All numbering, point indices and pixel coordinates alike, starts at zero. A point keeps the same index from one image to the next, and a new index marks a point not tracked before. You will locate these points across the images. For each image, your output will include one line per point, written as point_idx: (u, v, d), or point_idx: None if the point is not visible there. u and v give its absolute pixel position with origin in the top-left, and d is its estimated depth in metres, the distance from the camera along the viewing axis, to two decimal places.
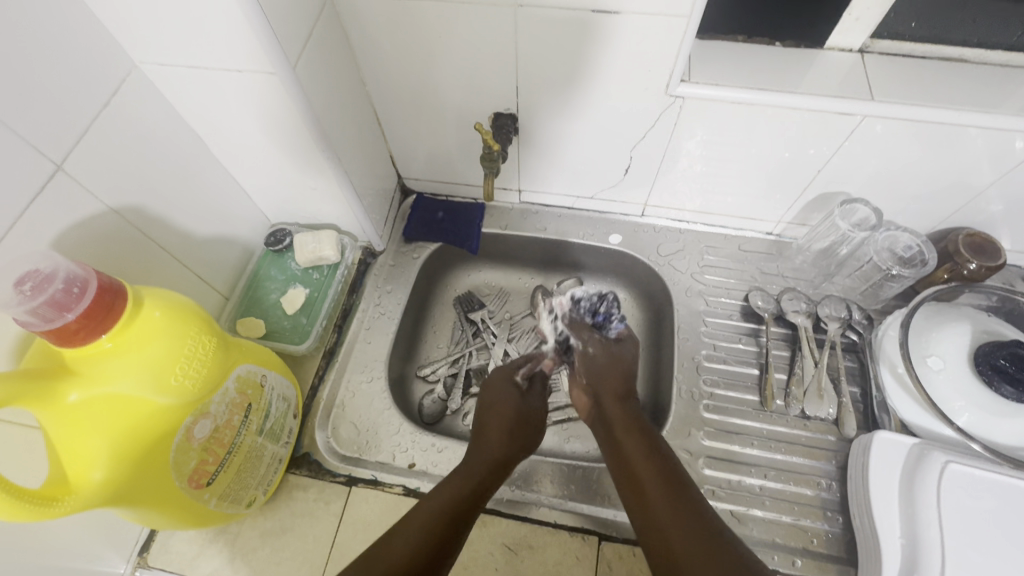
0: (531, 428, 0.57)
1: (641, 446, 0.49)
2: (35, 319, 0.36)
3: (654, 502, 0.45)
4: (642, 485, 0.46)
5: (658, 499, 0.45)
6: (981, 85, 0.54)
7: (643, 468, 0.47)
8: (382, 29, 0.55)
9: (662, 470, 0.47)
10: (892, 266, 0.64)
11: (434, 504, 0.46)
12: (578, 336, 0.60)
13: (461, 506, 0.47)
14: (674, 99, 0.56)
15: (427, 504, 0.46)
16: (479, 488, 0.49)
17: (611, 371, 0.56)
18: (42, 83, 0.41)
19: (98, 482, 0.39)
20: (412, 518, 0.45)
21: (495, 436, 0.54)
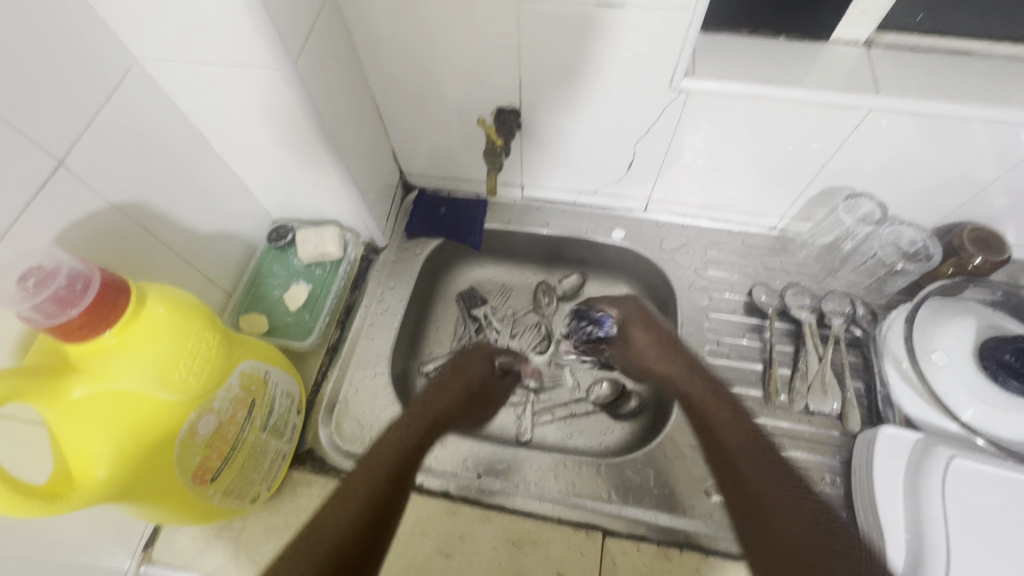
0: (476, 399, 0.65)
1: (725, 412, 0.54)
2: (39, 315, 0.36)
3: (739, 456, 0.50)
4: (722, 442, 0.52)
5: (740, 458, 0.50)
6: (988, 79, 0.53)
7: (727, 431, 0.52)
8: (384, 22, 0.55)
9: (747, 431, 0.52)
10: (896, 261, 0.65)
11: (368, 477, 0.49)
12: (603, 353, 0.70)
13: (395, 477, 0.50)
14: (679, 93, 0.56)
15: (364, 476, 0.49)
16: (410, 458, 0.53)
17: (664, 351, 0.63)
18: (42, 79, 0.40)
19: (103, 478, 0.39)
20: (354, 486, 0.48)
21: (442, 400, 0.61)
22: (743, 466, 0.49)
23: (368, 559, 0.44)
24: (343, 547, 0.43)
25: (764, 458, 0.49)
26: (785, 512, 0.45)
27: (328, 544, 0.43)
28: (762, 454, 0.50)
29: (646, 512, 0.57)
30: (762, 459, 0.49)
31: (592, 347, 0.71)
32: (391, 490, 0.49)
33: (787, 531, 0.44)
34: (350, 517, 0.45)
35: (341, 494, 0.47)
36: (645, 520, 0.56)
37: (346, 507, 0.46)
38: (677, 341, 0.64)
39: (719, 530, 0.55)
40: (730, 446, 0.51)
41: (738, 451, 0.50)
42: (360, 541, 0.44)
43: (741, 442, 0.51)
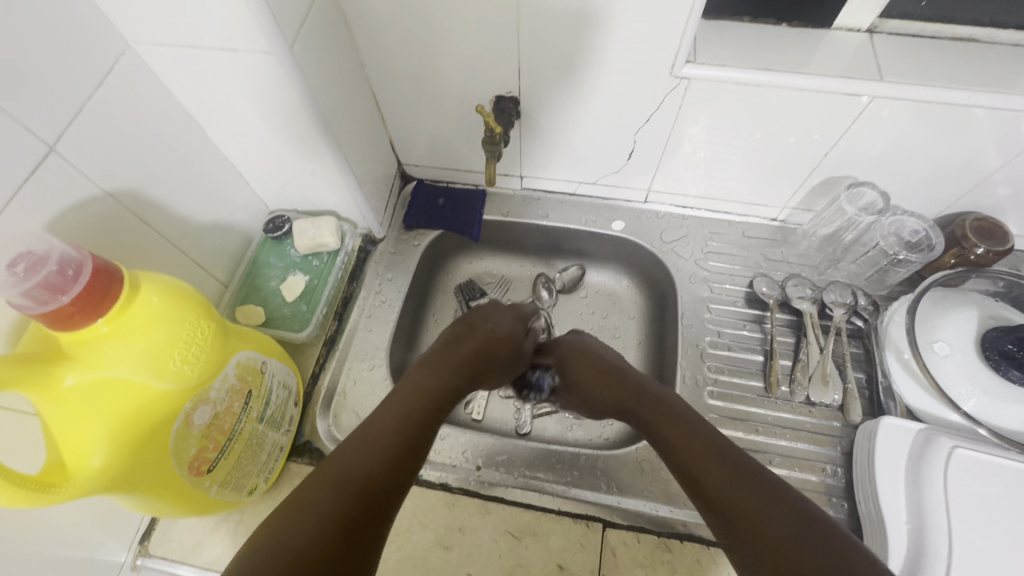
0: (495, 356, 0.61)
1: (656, 408, 0.51)
2: (29, 301, 0.36)
3: (683, 445, 0.46)
4: (668, 437, 0.48)
5: (696, 450, 0.45)
6: (992, 66, 0.53)
7: (669, 420, 0.49)
8: (381, 9, 0.54)
9: (693, 428, 0.47)
10: (898, 251, 0.63)
11: (392, 422, 0.46)
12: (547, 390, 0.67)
13: (421, 422, 0.48)
14: (679, 81, 0.55)
15: (386, 420, 0.46)
16: (435, 403, 0.51)
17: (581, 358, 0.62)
18: (30, 62, 0.39)
19: (97, 468, 0.38)
20: (380, 429, 0.45)
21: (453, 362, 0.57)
22: (697, 454, 0.45)
23: (392, 497, 0.41)
24: (369, 481, 0.40)
25: (725, 456, 0.43)
26: (773, 516, 0.37)
27: (346, 486, 0.39)
28: (721, 451, 0.44)
29: (646, 503, 0.57)
30: (718, 450, 0.44)
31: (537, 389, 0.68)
32: (418, 434, 0.46)
33: (779, 540, 0.36)
34: (380, 453, 0.43)
35: (366, 434, 0.44)
36: (645, 512, 0.56)
37: (368, 452, 0.42)
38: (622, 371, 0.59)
39: None
40: (690, 451, 0.45)
41: (691, 448, 0.45)
42: (385, 480, 0.41)
43: (680, 428, 0.48)
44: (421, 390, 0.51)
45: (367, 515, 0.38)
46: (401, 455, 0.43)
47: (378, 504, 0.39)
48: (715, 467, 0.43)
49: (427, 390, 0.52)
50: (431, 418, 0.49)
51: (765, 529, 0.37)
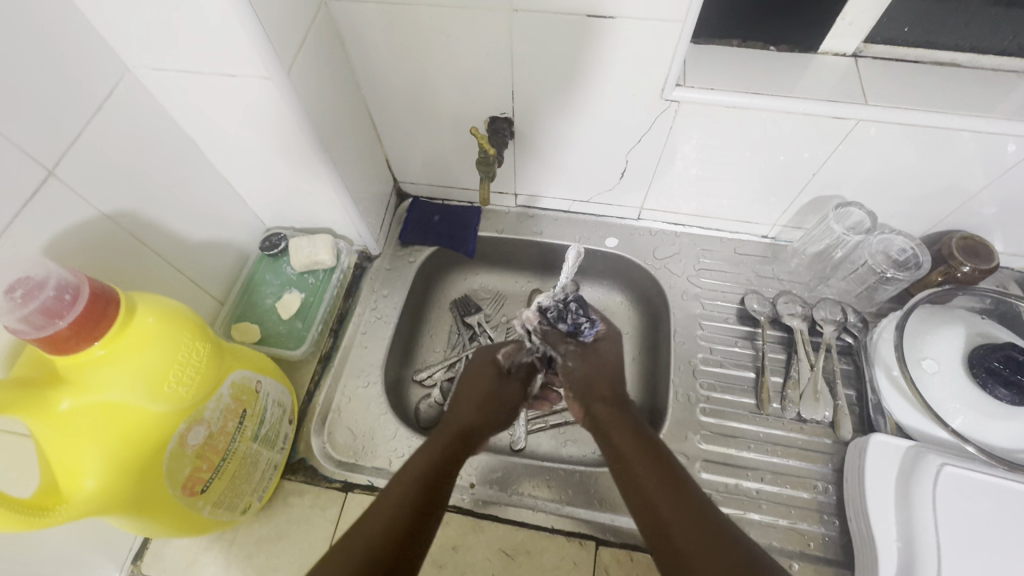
0: (503, 407, 0.55)
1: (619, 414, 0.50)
2: (26, 326, 0.36)
3: (642, 472, 0.45)
4: (626, 461, 0.46)
5: (650, 481, 0.44)
6: (974, 89, 0.54)
7: (626, 442, 0.48)
8: (378, 33, 0.55)
9: (647, 450, 0.46)
10: (886, 269, 0.64)
11: (407, 483, 0.44)
12: (555, 348, 0.57)
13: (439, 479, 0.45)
14: (670, 103, 0.56)
15: (399, 483, 0.44)
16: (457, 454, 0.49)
17: (598, 374, 0.53)
18: (32, 89, 0.40)
19: (92, 490, 0.38)
20: (389, 495, 0.42)
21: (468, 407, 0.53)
22: (649, 485, 0.44)
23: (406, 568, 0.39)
24: (386, 557, 0.38)
25: (679, 489, 0.43)
26: (723, 553, 0.37)
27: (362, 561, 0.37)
28: (673, 484, 0.43)
29: None
30: (672, 484, 0.43)
31: (551, 335, 0.57)
32: (433, 494, 0.43)
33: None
34: (386, 521, 0.40)
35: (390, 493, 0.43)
36: (637, 530, 0.56)
37: (375, 528, 0.40)
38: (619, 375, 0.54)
39: None
40: (643, 480, 0.44)
41: (644, 478, 0.44)
42: (399, 552, 0.39)
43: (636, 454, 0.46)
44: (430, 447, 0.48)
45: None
46: (414, 523, 0.41)
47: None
48: (667, 501, 0.42)
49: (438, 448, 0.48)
50: (445, 472, 0.46)
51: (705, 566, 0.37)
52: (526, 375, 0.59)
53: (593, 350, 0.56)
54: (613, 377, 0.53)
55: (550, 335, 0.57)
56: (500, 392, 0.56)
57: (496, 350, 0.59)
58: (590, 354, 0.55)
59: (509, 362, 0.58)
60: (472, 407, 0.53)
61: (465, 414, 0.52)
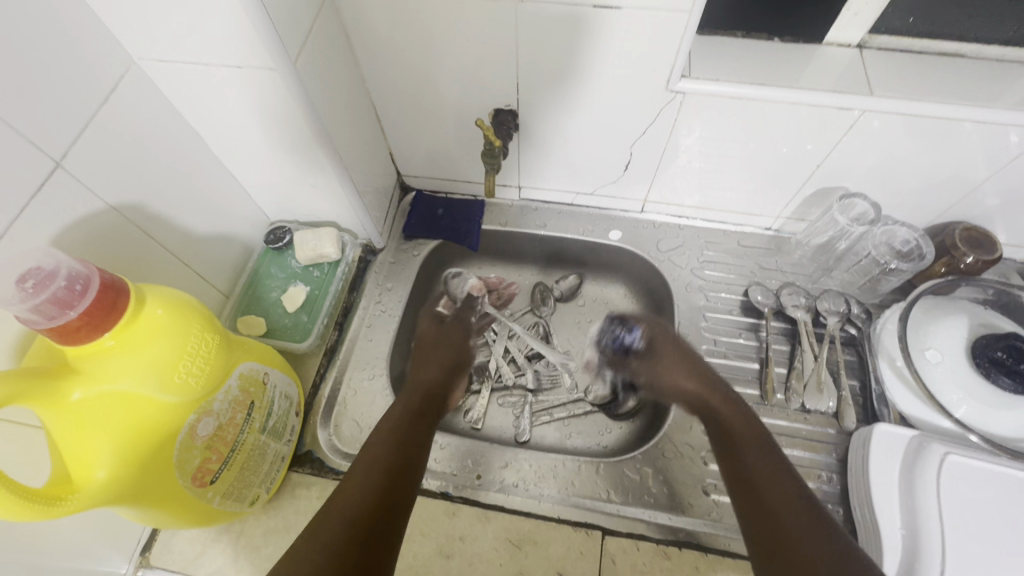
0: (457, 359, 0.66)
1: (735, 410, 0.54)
2: (38, 316, 0.36)
3: (746, 451, 0.49)
4: (734, 442, 0.51)
5: (752, 460, 0.48)
6: (979, 81, 0.54)
7: (731, 421, 0.52)
8: (383, 25, 0.55)
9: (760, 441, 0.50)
10: (889, 261, 0.65)
11: (380, 448, 0.49)
12: (625, 372, 0.66)
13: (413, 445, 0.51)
14: (675, 95, 0.56)
15: (376, 446, 0.49)
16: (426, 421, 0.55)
17: (667, 354, 0.61)
18: (39, 81, 0.40)
19: (102, 480, 0.38)
20: (366, 461, 0.47)
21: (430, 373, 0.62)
22: (750, 465, 0.48)
23: (387, 533, 0.43)
24: (368, 516, 0.43)
25: (778, 471, 0.46)
26: (816, 540, 0.41)
27: (345, 520, 0.42)
28: (774, 468, 0.47)
29: (645, 511, 0.57)
30: (769, 458, 0.48)
31: (615, 362, 0.67)
32: (404, 458, 0.49)
33: (803, 559, 0.40)
34: (367, 483, 0.45)
35: (365, 457, 0.48)
36: (643, 519, 0.56)
37: (356, 488, 0.45)
38: (693, 355, 0.61)
39: (718, 528, 0.56)
40: (747, 454, 0.49)
41: (749, 457, 0.48)
42: (380, 513, 0.43)
43: (743, 436, 0.50)
44: (396, 417, 0.53)
45: (368, 548, 0.41)
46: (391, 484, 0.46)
47: (378, 535, 0.42)
48: (768, 479, 0.46)
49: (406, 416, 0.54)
50: (417, 439, 0.52)
51: (796, 539, 0.41)
52: (468, 305, 0.74)
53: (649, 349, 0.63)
54: (690, 351, 0.61)
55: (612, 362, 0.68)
56: (443, 337, 0.68)
57: (435, 305, 0.73)
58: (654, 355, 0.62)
59: (450, 310, 0.73)
60: (438, 365, 0.64)
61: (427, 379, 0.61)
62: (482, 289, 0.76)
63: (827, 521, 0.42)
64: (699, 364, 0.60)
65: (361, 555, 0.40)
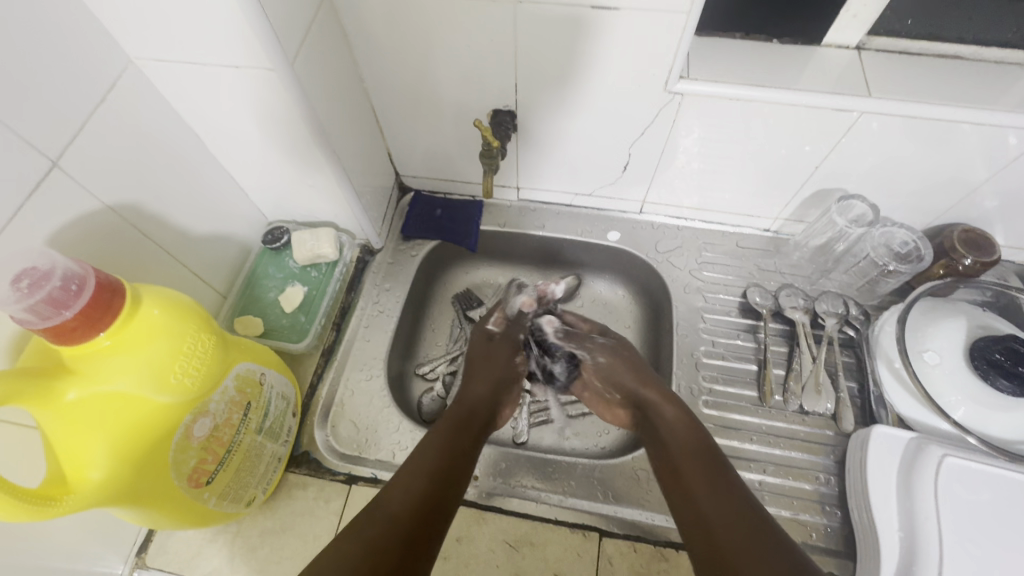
0: (507, 369, 0.63)
1: (675, 423, 0.53)
2: (32, 317, 0.36)
3: (690, 474, 0.48)
4: (677, 464, 0.49)
5: (695, 480, 0.47)
6: (978, 83, 0.54)
7: (675, 439, 0.51)
8: (381, 26, 0.55)
9: (703, 453, 0.49)
10: (888, 262, 0.65)
11: (423, 455, 0.48)
12: (579, 344, 0.65)
13: (456, 453, 0.50)
14: (674, 96, 0.56)
15: (417, 454, 0.48)
16: (471, 429, 0.54)
17: (616, 366, 0.61)
18: (36, 81, 0.40)
19: (97, 481, 0.38)
20: (407, 469, 0.47)
21: (480, 381, 0.60)
22: (696, 483, 0.46)
23: (426, 539, 0.42)
24: (406, 519, 0.42)
25: (725, 488, 0.45)
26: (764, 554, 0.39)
27: (386, 521, 0.42)
28: (717, 476, 0.46)
29: (642, 512, 0.57)
30: (716, 476, 0.46)
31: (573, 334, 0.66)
32: (448, 469, 0.48)
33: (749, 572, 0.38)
34: (408, 488, 0.45)
35: (410, 463, 0.47)
36: (639, 521, 0.56)
37: (397, 492, 0.44)
38: (643, 364, 0.61)
39: None
40: (692, 480, 0.47)
41: (695, 476, 0.47)
42: (421, 518, 0.43)
43: (688, 453, 0.49)
44: (440, 426, 0.53)
45: (410, 553, 0.40)
46: (432, 491, 0.45)
47: (416, 540, 0.41)
48: (712, 493, 0.45)
49: (450, 424, 0.53)
50: (461, 445, 0.51)
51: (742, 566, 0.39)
52: (520, 322, 0.68)
53: (617, 346, 0.64)
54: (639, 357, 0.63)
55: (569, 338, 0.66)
56: (491, 355, 0.64)
57: (487, 322, 0.68)
58: (617, 346, 0.64)
59: (502, 326, 0.67)
60: (484, 384, 0.60)
61: (476, 388, 0.59)
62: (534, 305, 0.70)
63: (774, 541, 0.40)
64: (651, 373, 0.60)
65: (399, 558, 0.39)
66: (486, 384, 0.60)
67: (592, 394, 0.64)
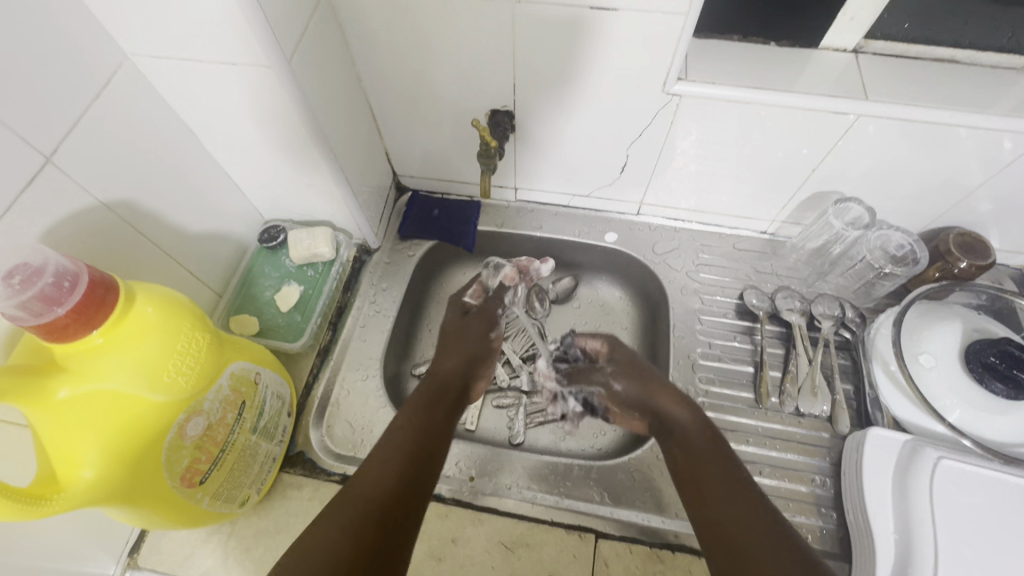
0: (478, 343, 0.63)
1: (688, 424, 0.53)
2: (24, 313, 0.36)
3: (706, 474, 0.48)
4: (694, 464, 0.49)
5: (711, 479, 0.47)
6: (974, 87, 0.54)
7: (691, 443, 0.51)
8: (380, 25, 0.55)
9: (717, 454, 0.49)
10: (885, 265, 0.65)
11: (396, 433, 0.48)
12: (589, 381, 0.63)
13: (429, 433, 0.50)
14: (672, 97, 0.56)
15: (390, 434, 0.48)
16: (443, 407, 0.54)
17: (637, 386, 0.58)
18: (29, 77, 0.40)
19: (89, 480, 0.38)
20: (382, 450, 0.46)
21: (450, 357, 0.61)
22: (711, 486, 0.46)
23: (405, 522, 0.42)
24: (385, 504, 0.42)
25: (740, 492, 0.45)
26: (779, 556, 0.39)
27: (362, 506, 0.42)
28: (732, 474, 0.47)
29: (639, 514, 0.57)
30: (730, 477, 0.47)
31: (578, 371, 0.65)
32: (424, 450, 0.48)
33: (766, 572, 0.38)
34: (382, 470, 0.45)
35: (382, 444, 0.47)
36: (636, 522, 0.56)
37: (373, 474, 0.44)
38: (651, 368, 0.59)
39: None
40: (707, 479, 0.47)
41: (711, 478, 0.47)
42: (397, 500, 0.43)
43: (703, 457, 0.49)
44: (411, 405, 0.53)
45: (385, 536, 0.40)
46: (406, 471, 0.45)
47: (393, 523, 0.41)
48: (729, 494, 0.45)
49: (421, 403, 0.53)
50: (433, 426, 0.51)
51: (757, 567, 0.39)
52: (498, 296, 0.69)
53: (624, 362, 0.60)
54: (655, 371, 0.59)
55: (573, 373, 0.65)
56: (466, 330, 0.64)
57: (461, 295, 0.68)
58: (626, 365, 0.60)
59: (479, 300, 0.68)
60: (456, 358, 0.61)
61: (448, 362, 0.60)
62: (516, 278, 0.70)
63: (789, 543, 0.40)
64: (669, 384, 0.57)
65: (377, 539, 0.40)
66: (456, 359, 0.61)
67: (624, 419, 0.62)
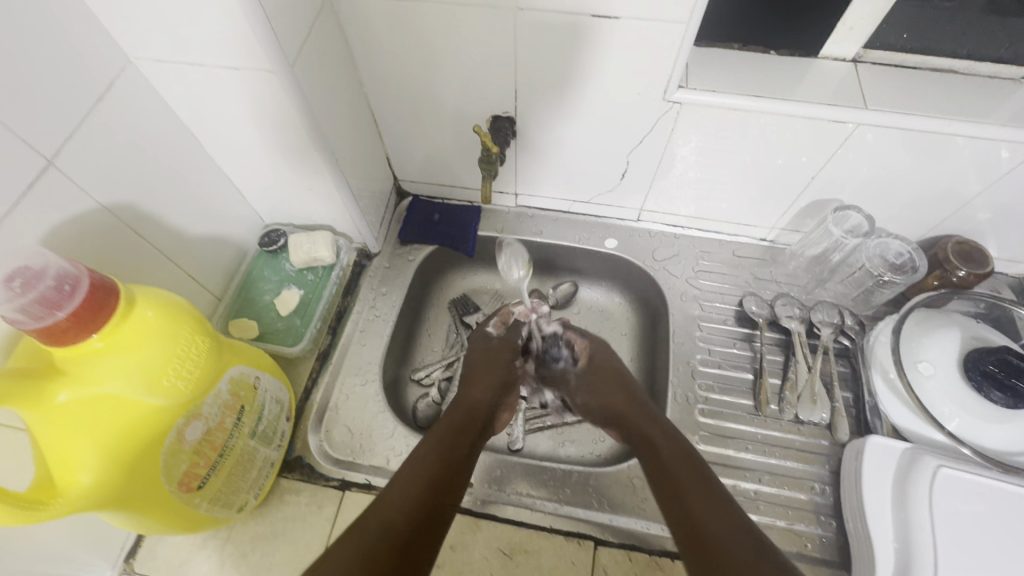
0: (506, 369, 0.63)
1: (663, 434, 0.52)
2: (24, 317, 0.36)
3: (683, 480, 0.46)
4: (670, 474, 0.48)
5: (686, 484, 0.46)
6: (972, 97, 0.55)
7: (666, 452, 0.50)
8: (382, 31, 0.55)
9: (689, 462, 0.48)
10: (883, 273, 0.65)
11: (424, 458, 0.47)
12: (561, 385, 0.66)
13: (456, 459, 0.49)
14: (672, 104, 0.57)
15: (417, 458, 0.47)
16: (472, 432, 0.53)
17: (602, 392, 0.60)
18: (32, 79, 0.40)
19: (87, 485, 0.38)
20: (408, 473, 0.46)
21: (481, 386, 0.60)
22: (688, 492, 0.45)
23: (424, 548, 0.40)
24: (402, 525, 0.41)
25: (715, 496, 0.44)
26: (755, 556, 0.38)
27: (378, 528, 0.40)
28: (707, 482, 0.46)
29: (638, 521, 0.56)
30: (703, 483, 0.46)
31: (554, 375, 0.66)
32: (448, 476, 0.47)
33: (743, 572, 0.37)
34: (403, 494, 0.43)
35: (409, 467, 0.46)
36: (635, 530, 0.56)
37: (396, 496, 0.43)
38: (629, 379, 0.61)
39: None
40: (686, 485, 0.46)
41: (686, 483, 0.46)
42: (419, 526, 0.41)
43: (681, 465, 0.48)
44: (438, 430, 0.52)
45: (405, 559, 0.39)
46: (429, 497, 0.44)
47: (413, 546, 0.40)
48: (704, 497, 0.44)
49: (450, 429, 0.52)
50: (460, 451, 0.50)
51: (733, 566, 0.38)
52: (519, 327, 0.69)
53: (596, 371, 0.63)
54: (624, 373, 0.62)
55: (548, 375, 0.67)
56: (493, 357, 0.64)
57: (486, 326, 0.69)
58: (595, 375, 0.62)
59: (502, 331, 0.69)
60: (483, 388, 0.60)
61: (476, 391, 0.59)
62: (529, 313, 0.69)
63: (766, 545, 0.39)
64: (638, 392, 0.59)
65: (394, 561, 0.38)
66: (490, 390, 0.60)
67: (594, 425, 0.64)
